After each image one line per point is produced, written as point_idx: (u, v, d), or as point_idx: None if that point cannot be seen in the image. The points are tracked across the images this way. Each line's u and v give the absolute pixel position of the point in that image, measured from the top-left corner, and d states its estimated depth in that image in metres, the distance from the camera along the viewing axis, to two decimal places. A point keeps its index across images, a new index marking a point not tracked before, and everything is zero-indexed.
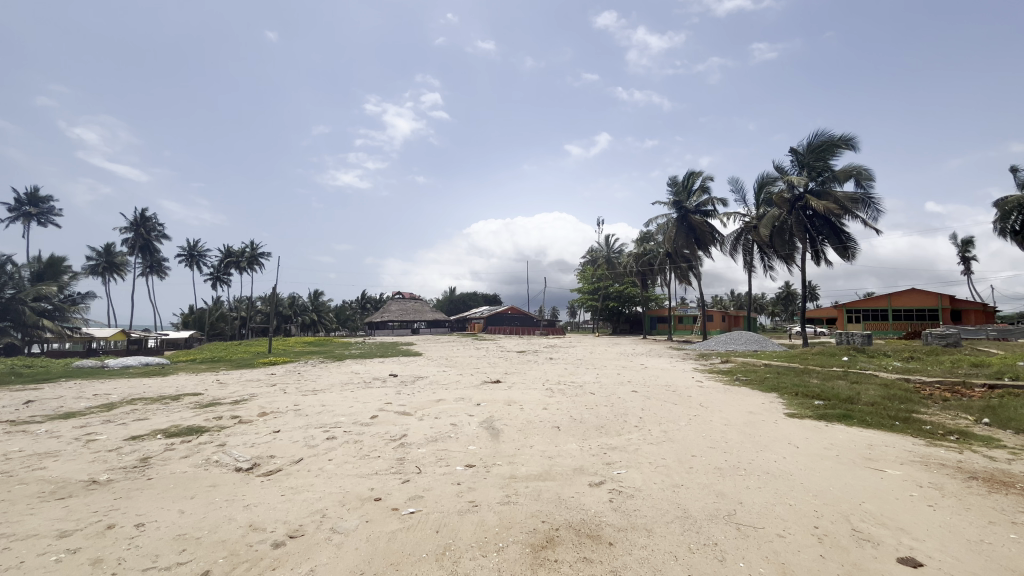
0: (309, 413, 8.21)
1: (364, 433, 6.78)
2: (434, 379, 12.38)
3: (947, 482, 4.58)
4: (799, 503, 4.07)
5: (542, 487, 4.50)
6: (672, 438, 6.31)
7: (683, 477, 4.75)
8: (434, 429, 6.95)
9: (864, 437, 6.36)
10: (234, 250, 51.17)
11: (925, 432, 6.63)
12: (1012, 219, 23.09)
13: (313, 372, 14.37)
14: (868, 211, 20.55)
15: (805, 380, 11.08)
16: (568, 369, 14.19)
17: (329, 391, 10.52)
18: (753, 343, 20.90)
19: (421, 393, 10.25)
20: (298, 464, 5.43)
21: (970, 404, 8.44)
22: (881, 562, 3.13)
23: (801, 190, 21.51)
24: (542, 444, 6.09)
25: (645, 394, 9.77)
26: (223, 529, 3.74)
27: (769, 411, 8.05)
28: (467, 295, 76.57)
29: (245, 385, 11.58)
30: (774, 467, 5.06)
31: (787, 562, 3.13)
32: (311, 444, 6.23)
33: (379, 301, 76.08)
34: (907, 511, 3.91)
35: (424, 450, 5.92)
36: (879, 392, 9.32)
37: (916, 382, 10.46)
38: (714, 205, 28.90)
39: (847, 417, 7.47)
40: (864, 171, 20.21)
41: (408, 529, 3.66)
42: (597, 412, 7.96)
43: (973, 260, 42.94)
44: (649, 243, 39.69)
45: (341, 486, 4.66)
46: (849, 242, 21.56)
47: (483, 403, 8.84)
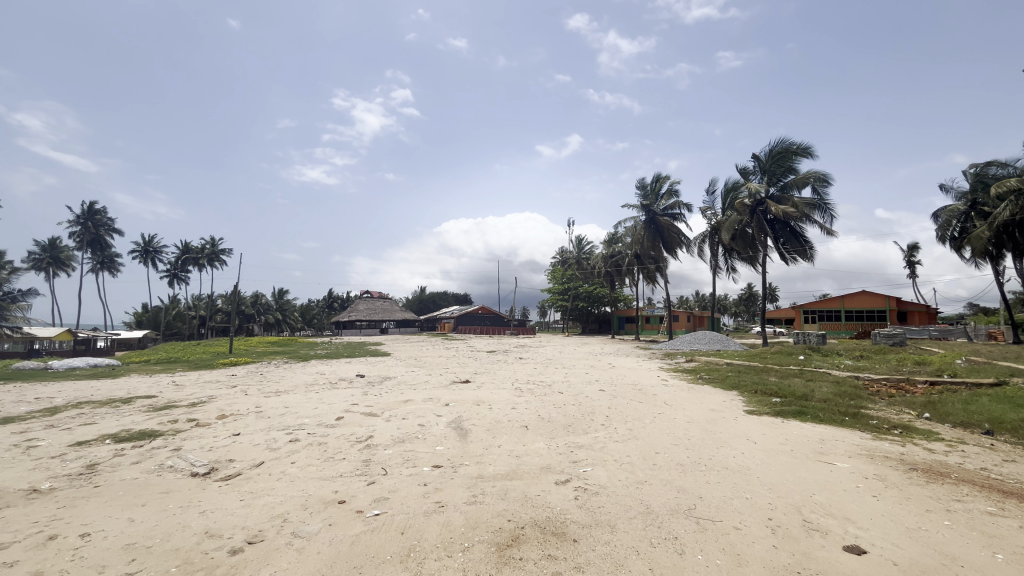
0: (272, 415, 8.01)
1: (329, 435, 6.66)
2: (403, 379, 12.23)
3: (890, 473, 4.88)
4: (755, 497, 4.24)
5: (508, 486, 4.54)
6: (638, 436, 6.44)
7: (647, 473, 4.87)
8: (401, 430, 6.87)
9: (816, 433, 6.68)
10: (193, 247, 49.11)
11: (872, 427, 7.03)
12: (952, 227, 24.64)
13: (276, 372, 14.00)
14: (823, 216, 21.58)
15: (764, 378, 11.54)
16: (537, 369, 14.33)
17: (294, 393, 10.25)
18: (716, 343, 21.55)
19: (388, 394, 10.09)
20: (258, 467, 5.28)
21: (913, 400, 8.96)
22: (828, 550, 3.29)
23: (762, 196, 22.38)
24: (510, 444, 6.11)
25: (611, 393, 10.00)
26: (177, 536, 3.59)
27: (730, 409, 8.34)
28: (437, 294, 76.06)
29: (203, 387, 11.16)
30: (733, 462, 5.25)
31: (741, 553, 3.25)
32: (272, 447, 6.06)
33: (348, 300, 74.51)
34: (854, 502, 4.12)
35: (391, 451, 5.86)
36: (832, 390, 9.80)
37: (865, 379, 11.05)
38: (681, 207, 29.69)
39: (801, 413, 7.84)
40: (821, 177, 21.18)
41: (374, 531, 3.61)
42: (565, 411, 8.10)
43: (918, 264, 45.57)
44: (618, 244, 40.36)
45: (303, 489, 4.56)
46: (806, 246, 22.52)
47: (452, 403, 8.82)
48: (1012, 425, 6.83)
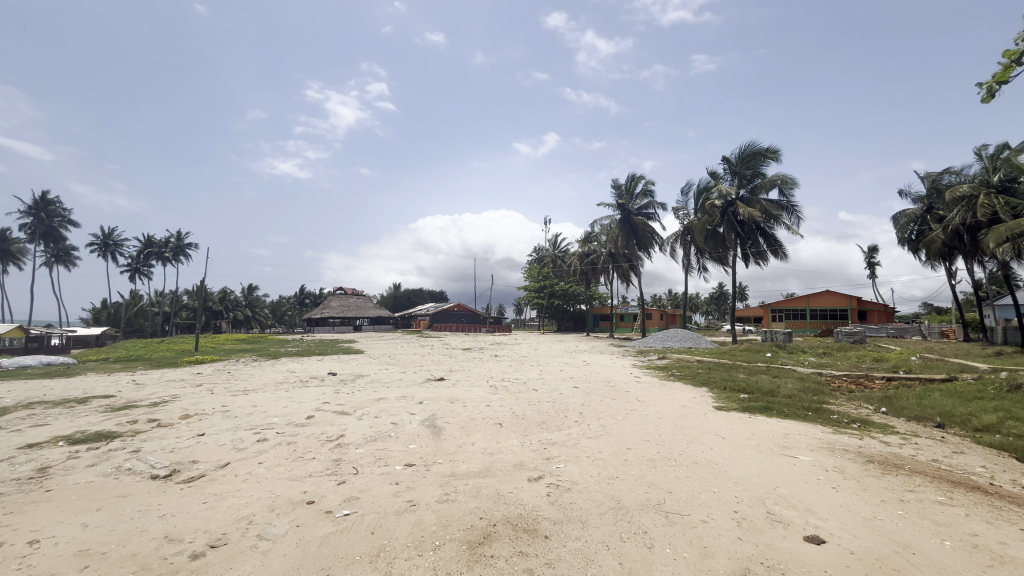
0: (239, 414, 7.77)
1: (298, 434, 6.51)
2: (376, 377, 12.08)
3: (848, 466, 5.09)
4: (722, 490, 4.35)
5: (481, 484, 4.53)
6: (610, 432, 6.52)
7: (618, 469, 4.94)
8: (373, 429, 6.77)
9: (781, 427, 6.91)
10: (156, 240, 47.26)
11: (833, 421, 7.32)
12: (908, 230, 25.84)
13: (244, 371, 13.59)
14: (790, 217, 22.29)
15: (733, 375, 11.87)
16: (512, 366, 14.37)
17: (262, 391, 9.98)
18: (688, 340, 22.04)
19: (361, 392, 9.94)
20: (223, 469, 5.11)
21: (871, 395, 9.38)
22: (790, 541, 3.40)
23: (732, 197, 22.97)
24: (484, 441, 6.11)
25: (585, 389, 10.10)
26: (133, 542, 3.44)
27: (700, 405, 8.54)
28: (412, 291, 75.31)
29: (167, 386, 10.74)
30: (701, 457, 5.37)
31: (708, 546, 3.33)
32: (239, 447, 5.88)
33: (320, 296, 73.02)
34: (815, 494, 4.28)
35: (362, 450, 5.77)
36: (796, 386, 10.16)
37: (827, 375, 11.49)
38: (655, 207, 30.19)
39: (767, 408, 8.09)
40: (788, 180, 21.88)
41: (343, 532, 3.55)
42: (539, 408, 8.15)
43: (877, 265, 47.60)
44: (593, 243, 40.70)
45: (271, 490, 4.44)
46: (774, 246, 23.25)
47: (426, 401, 8.73)
48: (960, 419, 7.22)
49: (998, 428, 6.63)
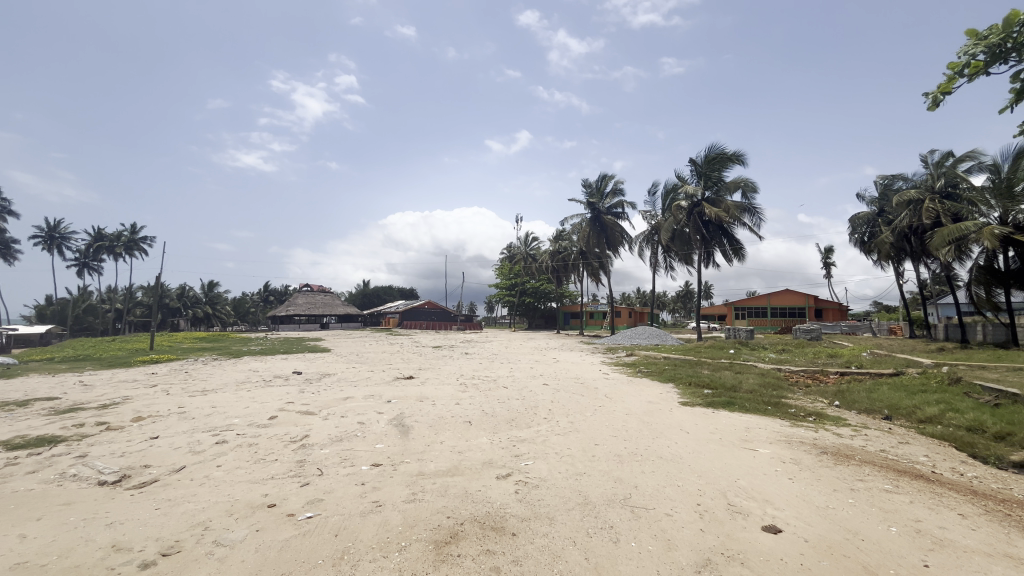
0: (197, 415, 7.45)
1: (261, 435, 6.30)
2: (343, 376, 11.81)
3: (805, 457, 5.30)
4: (686, 484, 4.45)
5: (449, 483, 4.49)
6: (579, 429, 6.59)
7: (586, 465, 4.99)
8: (339, 429, 6.61)
9: (742, 421, 7.14)
10: (107, 234, 44.84)
11: (790, 414, 7.63)
12: (861, 231, 27.17)
13: (202, 370, 13.06)
14: (752, 219, 23.07)
15: (698, 371, 12.21)
16: (482, 364, 14.34)
17: (221, 391, 9.62)
18: (655, 337, 22.56)
19: (327, 391, 9.71)
20: (178, 473, 4.89)
21: (826, 389, 9.82)
22: (750, 531, 3.52)
23: (698, 198, 23.60)
24: (453, 440, 6.05)
25: (555, 386, 10.18)
26: (78, 552, 3.25)
27: (666, 401, 8.74)
28: (382, 288, 74.08)
29: (118, 387, 10.19)
30: (667, 451, 5.49)
31: (672, 539, 3.39)
32: (195, 450, 5.65)
33: (285, 293, 70.88)
34: (773, 485, 4.44)
35: (327, 450, 5.63)
36: (757, 381, 10.55)
37: (785, 371, 11.98)
38: (624, 206, 30.67)
39: (729, 403, 8.36)
40: (750, 184, 22.62)
41: (305, 535, 3.45)
42: (509, 405, 8.15)
43: (832, 266, 49.93)
44: (564, 241, 40.98)
45: (230, 494, 4.27)
46: (736, 247, 24.00)
47: (394, 400, 8.61)
48: (906, 410, 7.65)
49: (940, 419, 7.06)
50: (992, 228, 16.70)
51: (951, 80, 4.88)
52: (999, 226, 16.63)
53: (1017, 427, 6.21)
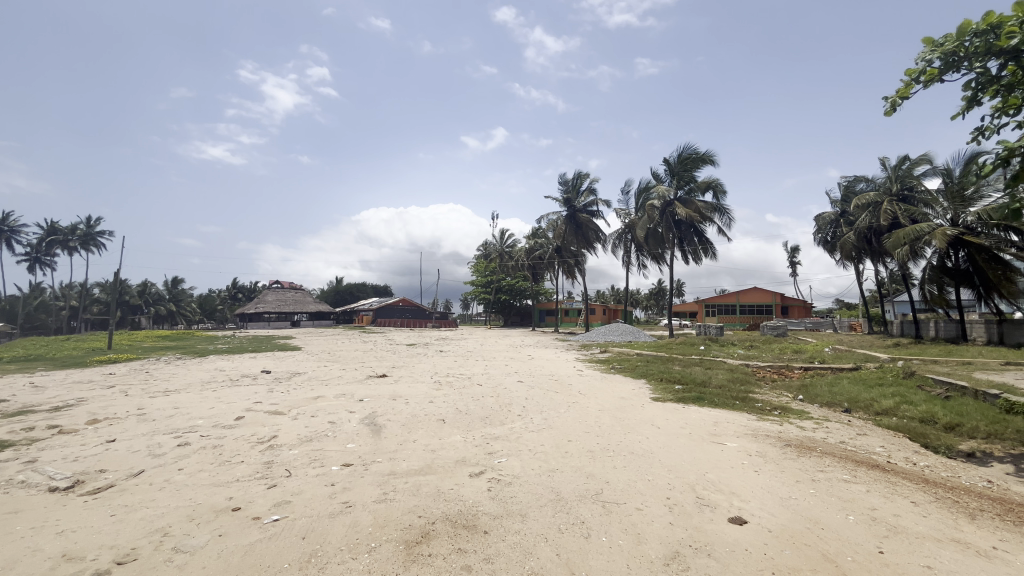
0: (158, 417, 7.16)
1: (226, 437, 6.10)
2: (313, 375, 11.55)
3: (769, 450, 5.47)
4: (656, 478, 4.53)
5: (421, 482, 4.45)
6: (553, 425, 6.63)
7: (559, 461, 5.02)
8: (309, 429, 6.46)
9: (711, 416, 7.31)
10: (61, 227, 42.60)
11: (757, 409, 7.86)
12: (826, 230, 28.17)
13: (164, 370, 12.56)
14: (721, 219, 23.65)
15: (669, 367, 12.47)
16: (457, 361, 14.27)
17: (185, 392, 9.29)
18: (628, 334, 22.92)
19: (298, 390, 9.49)
20: (137, 477, 4.69)
21: (791, 384, 10.18)
22: (717, 523, 3.59)
23: (671, 198, 24.03)
24: (426, 438, 6.00)
25: (529, 383, 10.23)
26: (24, 563, 3.08)
27: (638, 396, 8.88)
28: (355, 286, 72.71)
29: (72, 389, 9.70)
30: (638, 447, 5.58)
31: (642, 533, 3.44)
32: (155, 453, 5.42)
33: (254, 290, 68.83)
34: (740, 477, 4.56)
35: (296, 451, 5.49)
36: (726, 376, 10.84)
37: (753, 366, 12.33)
38: (599, 204, 30.98)
39: (699, 399, 8.55)
40: (720, 184, 23.15)
41: (271, 538, 3.35)
42: (483, 403, 8.13)
43: (797, 264, 51.71)
44: (540, 239, 41.11)
45: (191, 498, 4.12)
46: (707, 246, 24.57)
47: (366, 399, 8.46)
48: (864, 403, 7.97)
49: (895, 412, 7.39)
50: (944, 230, 17.59)
51: (908, 85, 5.32)
52: (950, 229, 17.51)
53: (965, 418, 6.57)
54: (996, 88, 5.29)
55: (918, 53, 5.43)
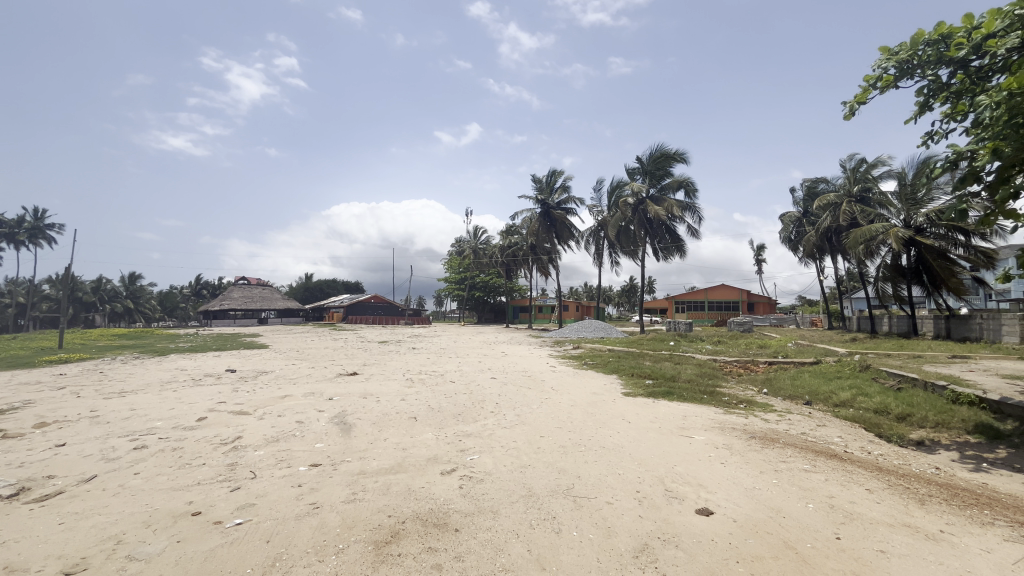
0: (112, 419, 6.81)
1: (186, 438, 5.85)
2: (280, 373, 11.24)
3: (735, 442, 5.63)
4: (626, 472, 4.59)
5: (392, 480, 4.38)
6: (525, 421, 6.65)
7: (531, 457, 5.03)
8: (276, 429, 6.28)
9: (680, 410, 7.48)
10: (6, 220, 40.09)
11: (724, 402, 8.08)
12: (790, 229, 29.12)
13: (120, 370, 11.97)
14: (692, 217, 24.18)
15: (640, 362, 12.69)
16: (430, 358, 14.16)
17: (143, 392, 8.88)
18: (600, 331, 23.20)
19: (264, 389, 9.20)
20: (89, 483, 4.46)
21: (755, 378, 10.53)
22: (685, 515, 3.67)
23: (643, 195, 24.39)
24: (397, 436, 5.91)
25: (502, 380, 10.25)
26: None
27: (610, 391, 9.00)
28: (325, 282, 71.02)
29: (17, 391, 9.13)
30: (609, 441, 5.64)
31: (611, 526, 3.49)
32: (110, 457, 5.16)
33: (218, 286, 66.44)
34: (707, 470, 4.67)
35: (262, 452, 5.32)
36: (694, 371, 11.12)
37: (720, 361, 12.69)
38: (572, 202, 31.22)
39: (669, 393, 8.72)
40: (692, 184, 23.69)
41: (233, 543, 3.24)
42: (456, 400, 8.08)
43: (762, 262, 53.53)
44: (514, 236, 41.09)
45: (148, 503, 3.94)
46: (678, 243, 25.07)
47: (336, 398, 8.28)
48: (824, 396, 8.30)
49: (853, 403, 7.73)
50: (897, 229, 18.46)
51: (865, 92, 5.61)
52: (903, 229, 18.38)
53: (915, 409, 6.93)
54: (945, 95, 5.58)
55: (874, 60, 5.69)
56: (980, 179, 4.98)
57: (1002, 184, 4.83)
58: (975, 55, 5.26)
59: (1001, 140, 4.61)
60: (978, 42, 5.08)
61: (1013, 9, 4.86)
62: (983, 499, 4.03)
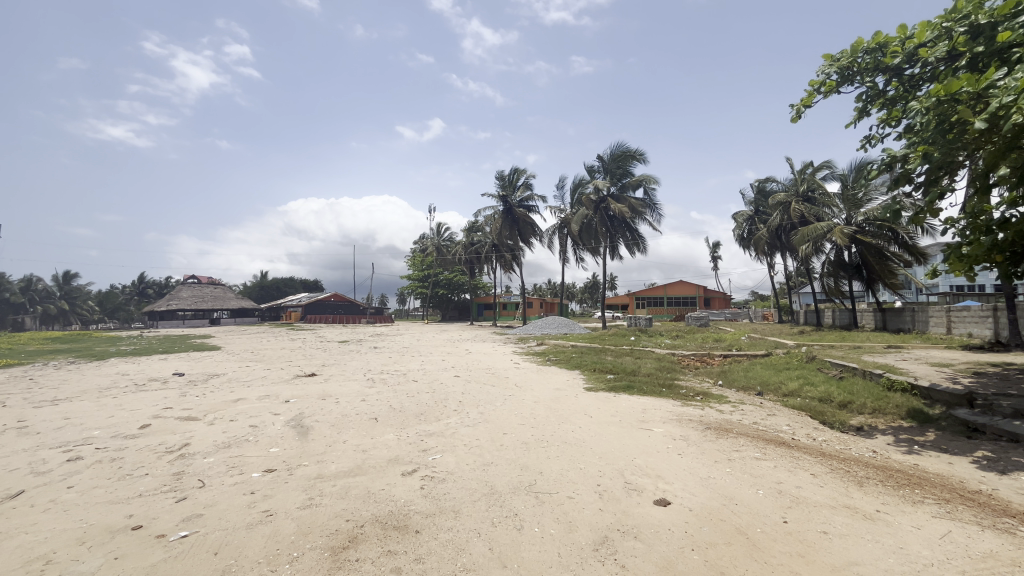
0: (43, 430, 6.31)
1: (127, 448, 5.50)
2: (233, 376, 10.77)
3: (691, 433, 5.82)
4: (587, 466, 4.66)
5: (351, 484, 4.26)
6: (488, 419, 6.63)
7: (494, 455, 5.02)
8: (227, 434, 6.00)
9: (640, 403, 7.67)
10: None
11: (681, 395, 8.36)
12: (742, 227, 30.39)
13: (53, 376, 11.14)
14: (652, 215, 24.75)
15: (603, 357, 12.94)
16: (393, 357, 13.94)
17: (79, 399, 8.28)
18: (563, 327, 23.48)
19: (215, 393, 8.78)
20: (14, 499, 4.11)
21: (711, 370, 10.94)
22: (643, 507, 3.75)
23: (605, 193, 24.79)
24: (356, 438, 5.77)
25: (466, 377, 10.21)
26: None
27: (572, 387, 9.12)
28: (282, 280, 68.61)
29: None
30: (571, 436, 5.71)
31: (572, 521, 3.52)
32: (39, 470, 4.78)
33: (166, 285, 63.08)
34: (665, 461, 4.80)
35: (212, 459, 5.08)
36: (654, 365, 11.43)
37: (678, 355, 13.10)
38: (534, 199, 31.37)
39: (629, 387, 8.93)
40: (650, 181, 24.26)
41: (178, 557, 3.07)
42: (418, 399, 7.98)
43: (718, 259, 55.67)
44: (478, 233, 40.87)
45: (84, 519, 3.67)
46: (639, 240, 25.61)
47: (292, 400, 8.01)
48: (774, 386, 8.71)
49: (799, 393, 8.14)
50: (840, 229, 19.53)
51: (811, 96, 5.92)
52: (846, 228, 19.54)
53: (855, 396, 7.39)
54: (881, 102, 5.95)
55: (819, 66, 6.00)
56: (912, 180, 5.30)
57: (931, 185, 5.18)
58: (908, 64, 5.65)
59: (930, 145, 4.95)
60: (911, 51, 5.46)
61: (942, 22, 5.31)
62: (914, 479, 4.33)
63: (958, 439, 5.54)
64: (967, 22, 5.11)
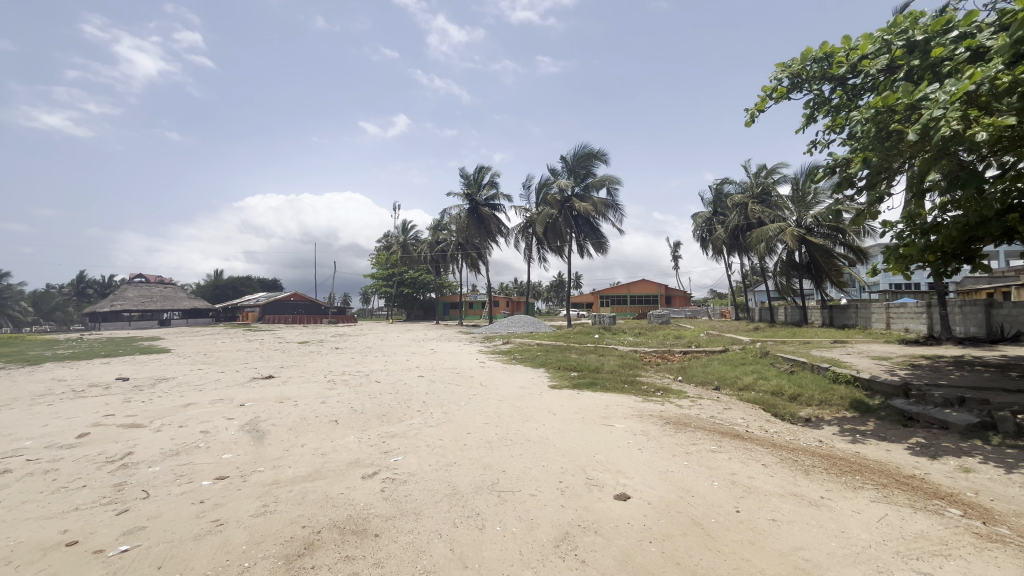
0: None
1: (63, 458, 5.14)
2: (184, 380, 10.25)
3: (652, 428, 5.96)
4: (550, 463, 4.70)
5: (308, 488, 4.14)
6: (452, 419, 6.57)
7: (457, 455, 4.98)
8: (176, 441, 5.70)
9: (603, 400, 7.80)
10: None
11: (643, 391, 8.55)
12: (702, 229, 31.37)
13: None
14: (615, 215, 25.18)
15: (567, 355, 13.09)
16: (355, 358, 13.66)
17: (8, 408, 7.67)
18: (529, 325, 23.59)
19: (163, 399, 8.32)
20: None
21: (672, 366, 11.26)
22: (605, 502, 3.81)
23: (569, 193, 25.05)
24: (316, 441, 5.61)
25: (430, 377, 10.10)
26: None
27: (537, 385, 9.18)
28: (238, 280, 65.98)
29: None
30: (535, 434, 5.74)
31: (534, 518, 3.54)
32: None
33: (110, 284, 59.62)
34: (625, 456, 4.90)
35: (158, 467, 4.81)
36: (617, 362, 11.65)
37: (640, 351, 13.40)
38: (499, 198, 31.36)
39: (592, 384, 9.07)
40: (613, 181, 24.69)
41: (118, 572, 2.89)
42: (381, 399, 7.84)
43: (679, 258, 57.42)
44: (443, 232, 40.55)
45: (10, 537, 3.40)
46: (602, 239, 26.01)
47: (248, 403, 7.69)
48: (730, 381, 9.04)
49: (754, 387, 8.49)
50: (791, 229, 20.45)
51: (763, 101, 6.17)
52: (797, 228, 20.47)
53: (804, 389, 7.76)
54: (827, 109, 6.27)
55: (771, 72, 6.25)
56: (854, 184, 5.61)
57: (870, 189, 5.50)
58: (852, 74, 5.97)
59: (870, 151, 5.26)
60: (854, 62, 5.77)
61: (883, 35, 5.63)
62: (856, 467, 4.59)
63: (895, 428, 5.91)
64: (904, 37, 5.45)
